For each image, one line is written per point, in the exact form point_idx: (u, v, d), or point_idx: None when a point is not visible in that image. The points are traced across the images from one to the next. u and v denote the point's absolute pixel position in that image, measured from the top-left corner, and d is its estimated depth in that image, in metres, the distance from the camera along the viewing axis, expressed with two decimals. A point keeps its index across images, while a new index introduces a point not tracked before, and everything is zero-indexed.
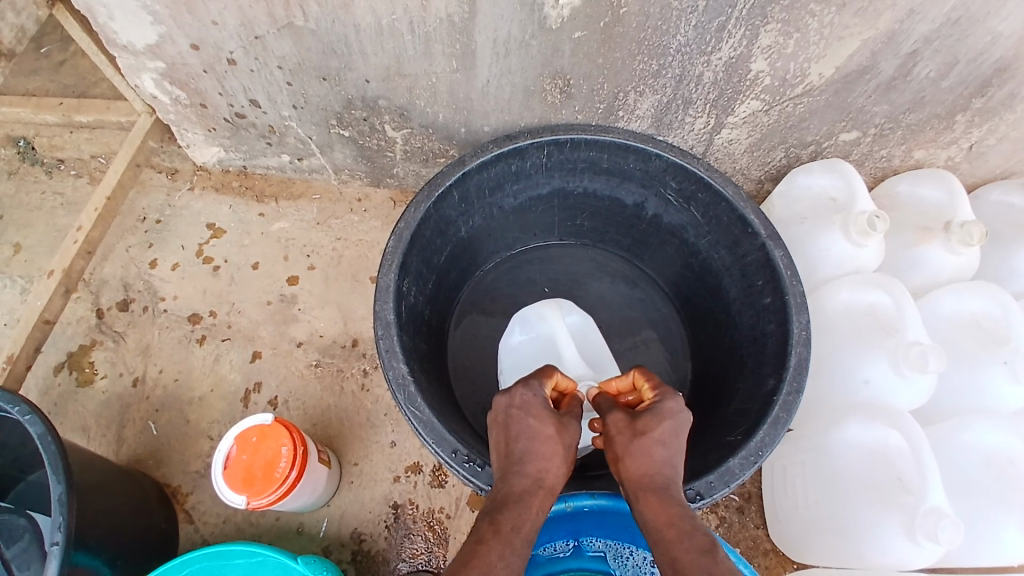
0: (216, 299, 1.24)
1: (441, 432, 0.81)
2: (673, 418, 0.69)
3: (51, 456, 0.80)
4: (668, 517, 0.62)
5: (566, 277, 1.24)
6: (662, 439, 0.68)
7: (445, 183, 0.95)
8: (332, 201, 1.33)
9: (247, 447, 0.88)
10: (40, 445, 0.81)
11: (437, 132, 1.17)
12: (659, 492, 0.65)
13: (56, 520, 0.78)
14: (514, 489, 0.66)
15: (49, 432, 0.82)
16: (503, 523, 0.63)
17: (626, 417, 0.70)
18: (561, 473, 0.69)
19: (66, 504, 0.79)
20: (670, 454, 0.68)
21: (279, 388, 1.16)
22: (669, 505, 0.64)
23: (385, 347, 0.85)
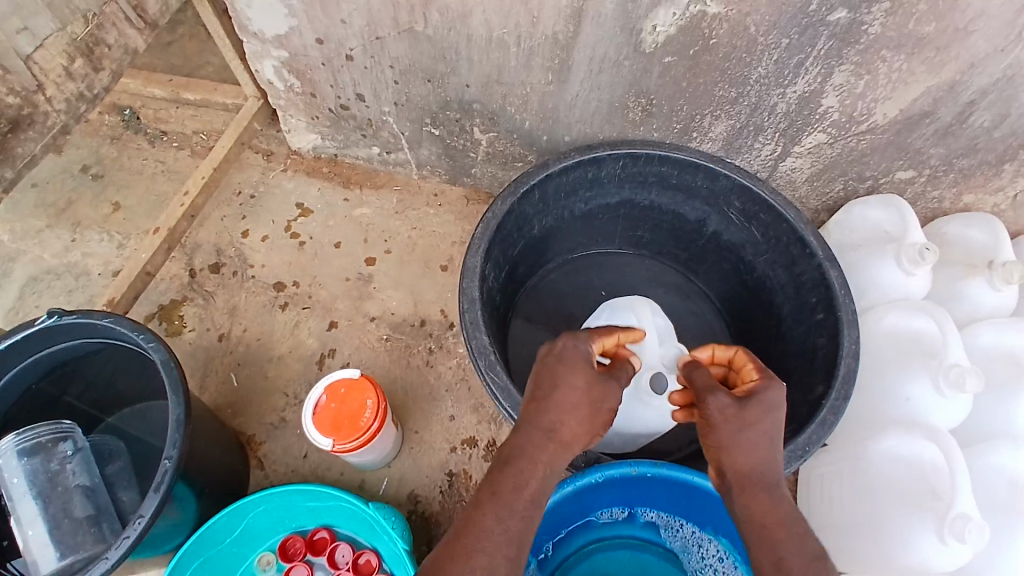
0: (299, 271, 1.36)
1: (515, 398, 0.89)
2: (775, 410, 0.74)
3: (173, 379, 0.87)
4: (777, 518, 0.70)
5: (623, 284, 1.33)
6: (764, 432, 0.73)
7: (530, 181, 1.06)
8: (411, 193, 1.45)
9: (337, 396, 0.97)
10: (163, 369, 0.88)
11: (520, 139, 1.27)
12: (761, 485, 0.72)
13: (173, 439, 0.84)
14: (521, 446, 0.70)
15: (172, 358, 0.89)
16: (503, 485, 0.68)
17: (735, 405, 0.73)
18: (575, 427, 0.72)
19: (183, 425, 0.85)
20: (766, 449, 0.73)
21: (351, 355, 1.27)
22: (769, 498, 0.71)
23: (469, 320, 0.95)
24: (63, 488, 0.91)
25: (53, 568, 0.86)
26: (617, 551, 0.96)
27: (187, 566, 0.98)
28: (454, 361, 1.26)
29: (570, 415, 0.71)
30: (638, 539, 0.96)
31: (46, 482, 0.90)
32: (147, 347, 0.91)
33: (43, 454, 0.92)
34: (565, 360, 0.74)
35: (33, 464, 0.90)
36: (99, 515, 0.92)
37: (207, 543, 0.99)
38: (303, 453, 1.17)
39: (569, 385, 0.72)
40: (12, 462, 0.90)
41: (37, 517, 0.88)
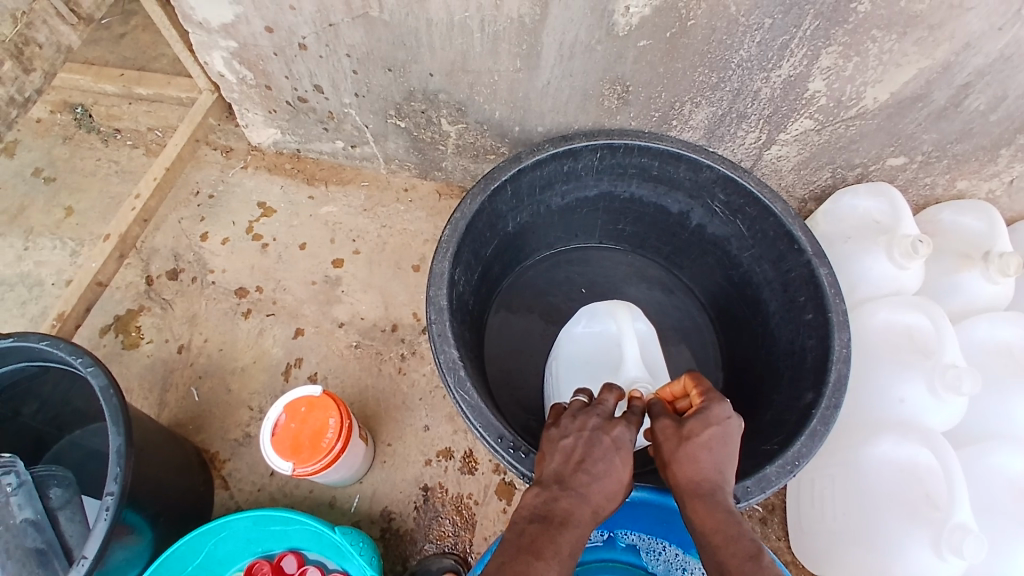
0: (262, 275, 1.29)
1: (486, 419, 0.84)
2: (721, 424, 0.69)
3: (112, 409, 0.80)
4: (716, 522, 0.63)
5: (604, 281, 1.27)
6: (708, 444, 0.67)
7: (500, 177, 0.99)
8: (379, 189, 1.38)
9: (297, 416, 0.92)
10: (102, 399, 0.81)
11: (492, 130, 1.19)
12: (706, 499, 0.65)
13: (113, 472, 0.78)
14: (574, 510, 0.63)
15: (112, 385, 0.82)
16: (563, 544, 0.61)
17: (674, 423, 0.70)
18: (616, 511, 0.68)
19: (124, 457, 0.78)
20: (715, 466, 0.67)
21: (319, 365, 1.20)
22: (716, 510, 0.64)
23: (437, 332, 0.89)
24: (6, 525, 0.86)
25: None
26: (602, 574, 0.91)
27: None
28: (428, 368, 1.20)
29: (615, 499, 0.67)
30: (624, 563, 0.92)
31: None
32: (90, 372, 0.84)
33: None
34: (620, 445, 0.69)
35: None
36: (44, 553, 0.86)
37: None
38: (270, 471, 1.11)
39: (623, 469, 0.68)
40: None
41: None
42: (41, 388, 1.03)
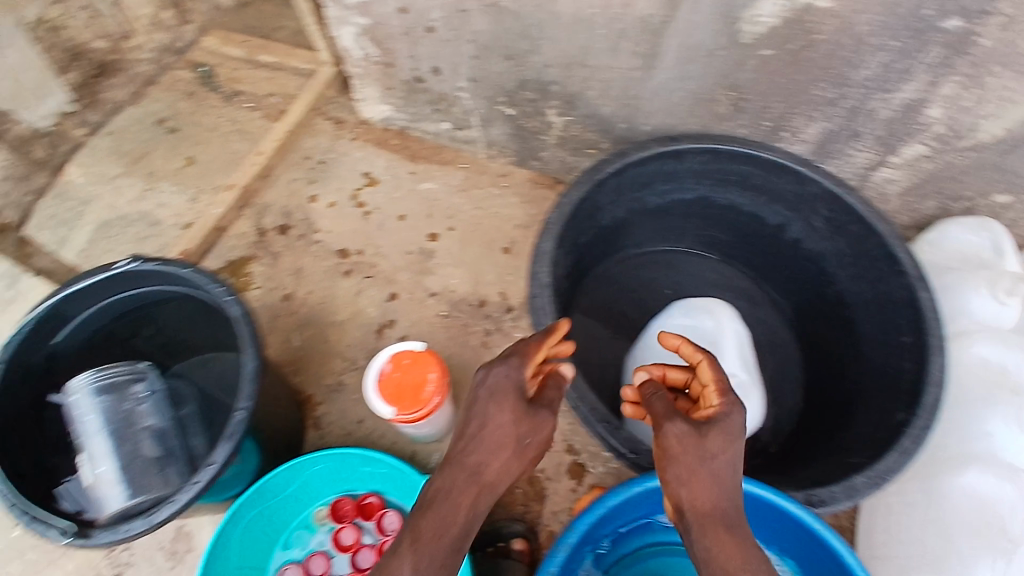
0: (363, 240, 1.38)
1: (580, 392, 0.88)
2: (733, 435, 0.68)
3: (248, 334, 0.85)
4: (741, 556, 0.61)
5: (690, 287, 1.31)
6: (725, 461, 0.66)
7: (607, 169, 1.04)
8: (477, 172, 1.44)
9: (400, 366, 0.99)
10: (239, 325, 0.86)
11: (598, 125, 1.24)
12: (728, 527, 0.63)
13: (247, 392, 0.82)
14: (451, 483, 0.65)
15: (249, 313, 0.87)
16: (425, 529, 0.62)
17: (690, 429, 0.67)
18: (512, 472, 0.68)
19: (258, 380, 0.83)
20: (728, 483, 0.66)
21: (409, 328, 1.29)
22: (736, 539, 0.62)
23: (539, 305, 0.94)
24: (132, 430, 0.94)
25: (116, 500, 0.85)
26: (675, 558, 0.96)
27: (243, 518, 1.01)
28: (510, 345, 1.26)
29: (508, 463, 0.67)
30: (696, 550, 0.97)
31: (116, 422, 0.94)
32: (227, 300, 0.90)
33: (119, 396, 0.97)
34: (529, 415, 0.70)
35: (106, 402, 0.95)
36: (167, 456, 0.94)
37: (260, 497, 1.01)
38: (359, 419, 1.20)
39: (513, 431, 0.68)
40: (88, 400, 0.94)
41: (109, 454, 0.90)
42: (164, 315, 1.09)
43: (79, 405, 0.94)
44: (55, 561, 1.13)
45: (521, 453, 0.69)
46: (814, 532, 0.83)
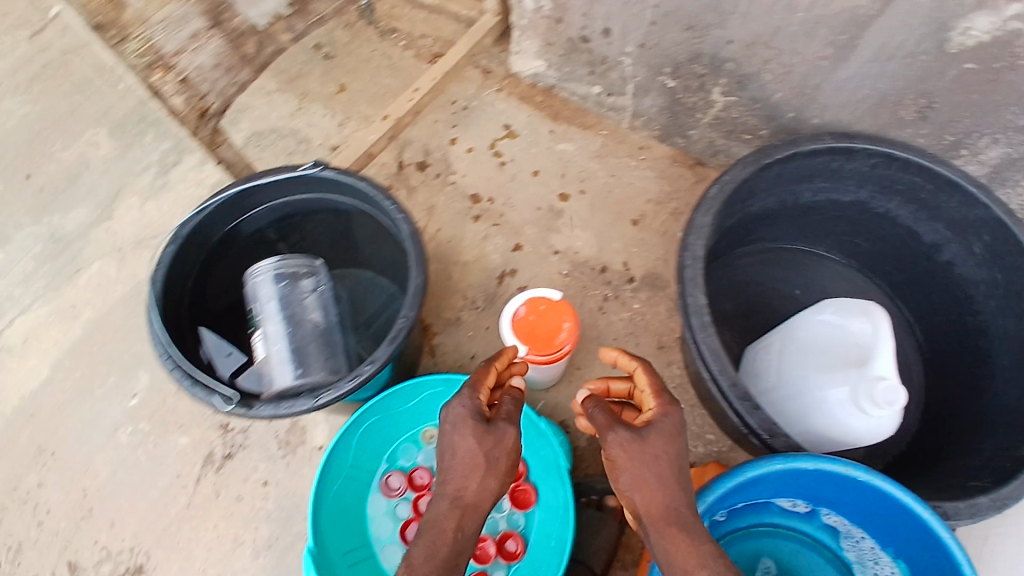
0: (496, 188, 1.40)
1: (718, 367, 0.90)
2: (672, 434, 0.74)
3: (415, 250, 0.91)
4: (695, 552, 0.67)
5: (820, 289, 1.31)
6: (667, 459, 0.72)
7: (774, 155, 1.04)
8: (616, 141, 1.43)
9: (536, 310, 1.03)
10: (407, 240, 0.92)
11: (762, 110, 1.22)
12: (682, 525, 0.69)
13: (412, 302, 0.88)
14: (432, 511, 0.72)
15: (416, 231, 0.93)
16: (416, 553, 0.69)
17: (631, 436, 0.73)
18: (489, 491, 0.74)
19: (423, 293, 0.89)
20: (675, 481, 0.72)
21: (530, 280, 1.32)
22: (692, 536, 0.68)
23: (688, 275, 0.95)
24: (298, 320, 0.93)
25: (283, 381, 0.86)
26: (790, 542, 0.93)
27: (367, 417, 1.08)
28: (626, 314, 1.28)
29: (484, 483, 0.73)
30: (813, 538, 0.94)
31: (286, 307, 0.93)
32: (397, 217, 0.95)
33: (295, 285, 0.96)
34: (494, 433, 0.75)
35: (282, 287, 0.94)
36: (332, 347, 0.94)
37: (386, 404, 1.08)
38: (471, 354, 1.25)
39: (481, 453, 0.74)
40: (268, 280, 0.94)
41: (282, 338, 0.90)
42: (314, 218, 1.16)
43: (261, 287, 0.94)
44: (170, 432, 1.17)
45: (493, 470, 0.74)
46: (943, 542, 0.77)
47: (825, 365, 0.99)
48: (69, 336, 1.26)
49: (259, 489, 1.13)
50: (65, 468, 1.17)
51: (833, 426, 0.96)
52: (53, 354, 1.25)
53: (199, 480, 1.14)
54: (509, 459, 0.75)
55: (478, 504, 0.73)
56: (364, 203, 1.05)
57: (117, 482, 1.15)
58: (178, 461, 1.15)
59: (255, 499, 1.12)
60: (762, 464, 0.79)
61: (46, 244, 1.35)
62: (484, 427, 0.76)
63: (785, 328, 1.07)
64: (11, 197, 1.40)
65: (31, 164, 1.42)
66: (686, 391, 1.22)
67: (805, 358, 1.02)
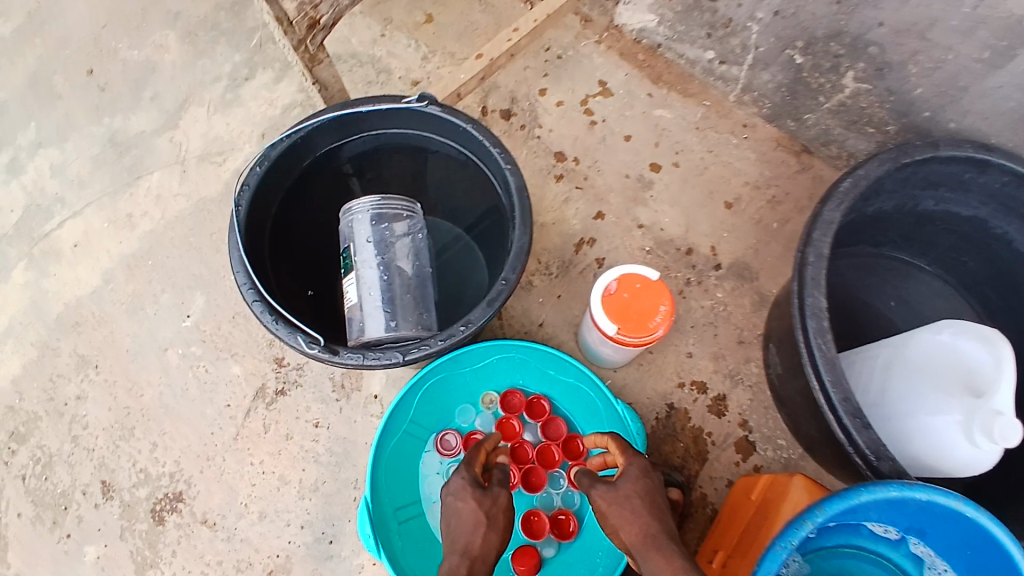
0: (583, 149, 1.31)
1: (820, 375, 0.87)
2: (642, 477, 0.80)
3: (524, 207, 0.88)
4: (674, 568, 0.71)
5: (914, 304, 1.22)
6: (640, 493, 0.78)
7: (914, 156, 0.94)
8: (719, 114, 1.33)
9: (631, 289, 0.98)
10: (516, 196, 0.88)
11: (895, 102, 1.12)
12: (663, 549, 0.73)
13: (515, 263, 0.84)
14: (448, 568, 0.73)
15: (525, 186, 0.89)
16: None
17: (605, 487, 0.80)
18: (491, 544, 0.75)
19: (529, 255, 0.84)
20: (649, 513, 0.77)
21: (609, 253, 1.24)
22: (673, 559, 0.72)
23: (810, 274, 0.89)
24: (394, 267, 0.86)
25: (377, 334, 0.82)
26: (873, 569, 0.88)
27: (433, 373, 1.06)
28: (707, 303, 1.20)
29: (487, 537, 0.75)
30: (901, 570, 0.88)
31: (382, 250, 0.86)
32: (505, 168, 0.91)
33: (391, 225, 0.88)
34: (490, 495, 0.78)
35: (379, 228, 0.87)
36: (424, 299, 0.88)
37: (454, 364, 1.07)
38: (539, 322, 1.19)
39: (480, 510, 0.77)
40: (365, 221, 0.87)
41: (375, 285, 0.84)
42: (397, 153, 1.08)
43: (357, 226, 0.88)
44: (223, 358, 1.12)
45: (492, 525, 0.76)
46: None
47: (937, 388, 0.91)
48: (128, 246, 1.21)
49: (311, 430, 1.09)
50: (109, 382, 1.13)
51: (940, 453, 0.90)
52: (105, 264, 1.20)
53: (249, 412, 1.09)
54: (507, 515, 0.78)
55: (484, 556, 0.74)
56: (464, 148, 0.99)
57: (163, 403, 1.11)
58: (229, 390, 1.11)
59: (306, 439, 1.08)
60: (878, 490, 0.75)
61: (104, 146, 1.28)
62: (481, 490, 0.79)
63: (896, 341, 0.99)
64: (69, 91, 1.32)
65: (93, 58, 1.34)
66: (762, 392, 1.16)
67: (916, 378, 0.94)
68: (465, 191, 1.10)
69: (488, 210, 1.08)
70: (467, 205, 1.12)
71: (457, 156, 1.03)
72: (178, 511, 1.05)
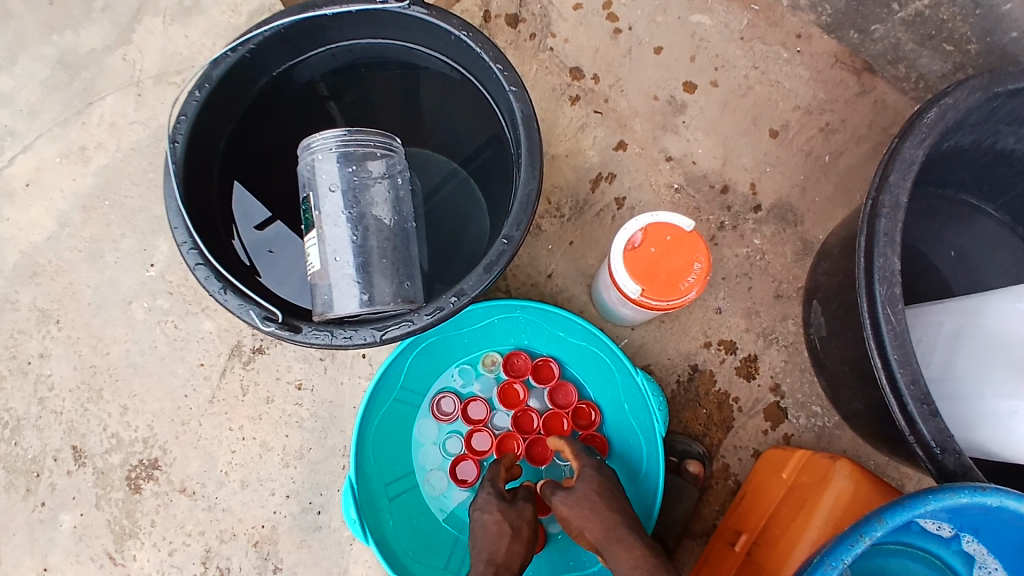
0: (604, 64, 1.10)
1: (884, 352, 0.72)
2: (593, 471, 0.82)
3: (531, 143, 0.70)
4: (635, 558, 0.74)
5: (976, 256, 1.04)
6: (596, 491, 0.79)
7: (1015, 82, 0.74)
8: (769, 21, 1.09)
9: (660, 244, 0.82)
10: (522, 127, 0.70)
11: (983, 14, 0.93)
12: (624, 541, 0.75)
13: (518, 218, 0.67)
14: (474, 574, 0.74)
15: (534, 116, 0.71)
16: None
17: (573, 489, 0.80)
18: (517, 553, 0.76)
19: (535, 206, 0.68)
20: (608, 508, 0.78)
21: (630, 191, 1.06)
22: (632, 548, 0.75)
23: (882, 229, 0.72)
24: (368, 222, 0.71)
25: (349, 305, 0.69)
26: None
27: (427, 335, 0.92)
28: (742, 251, 1.04)
29: (512, 546, 0.76)
30: (950, 569, 0.78)
31: (353, 200, 0.71)
32: (508, 92, 0.72)
33: (365, 168, 0.72)
34: (514, 507, 0.80)
35: (349, 172, 0.71)
36: (406, 264, 0.74)
37: (449, 325, 0.93)
38: (548, 273, 1.04)
39: (505, 521, 0.78)
40: (331, 162, 0.71)
41: (346, 246, 0.70)
42: (378, 70, 0.90)
43: (320, 168, 0.71)
44: (193, 313, 1.02)
45: (517, 536, 0.78)
46: None
47: (1010, 370, 0.76)
48: (83, 184, 1.06)
49: (292, 393, 0.99)
50: (73, 339, 1.03)
51: (1004, 443, 0.78)
52: (60, 205, 1.06)
53: (224, 373, 1.00)
54: (530, 526, 0.80)
55: (509, 564, 0.75)
56: (459, 63, 0.80)
57: (135, 362, 1.02)
58: (201, 347, 1.01)
59: (288, 402, 0.99)
60: (948, 497, 0.63)
61: (54, 69, 1.09)
62: (506, 503, 0.80)
63: (967, 307, 0.82)
64: (19, 7, 1.10)
65: None
66: (799, 353, 1.02)
67: (986, 355, 0.79)
68: (461, 118, 0.92)
69: (490, 142, 0.90)
70: (465, 134, 0.94)
71: (451, 73, 0.83)
72: (155, 479, 0.99)
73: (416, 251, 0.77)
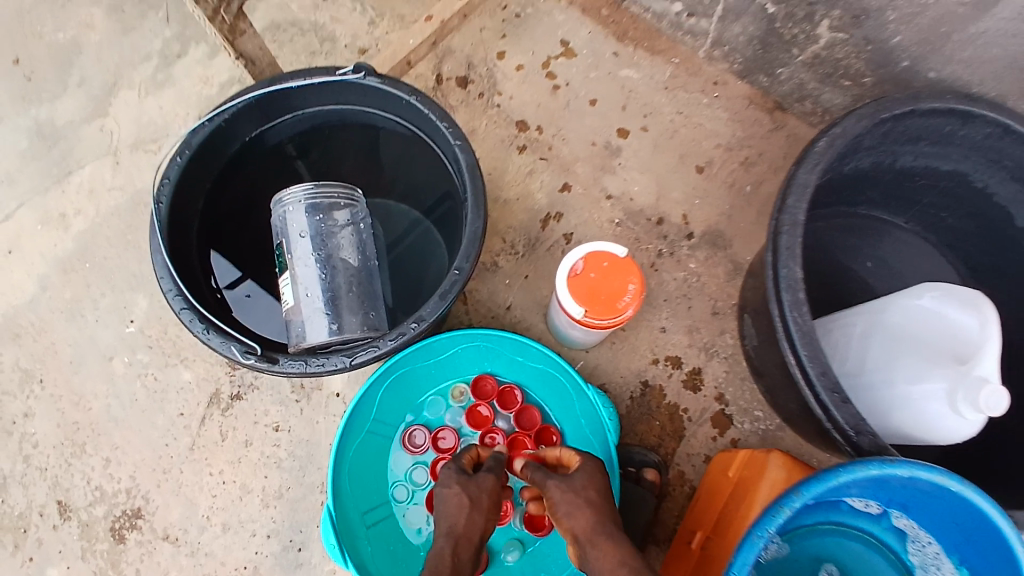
0: (547, 116, 1.22)
1: (796, 351, 0.82)
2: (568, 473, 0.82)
3: (476, 187, 0.80)
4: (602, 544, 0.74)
5: (892, 264, 1.18)
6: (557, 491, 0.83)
7: (891, 111, 0.87)
8: (688, 71, 1.25)
9: (598, 269, 0.92)
10: (468, 175, 0.81)
11: (874, 50, 1.02)
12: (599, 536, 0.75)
13: (468, 251, 0.76)
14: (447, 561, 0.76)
15: (477, 164, 0.81)
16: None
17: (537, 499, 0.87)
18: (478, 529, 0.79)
19: (483, 239, 0.77)
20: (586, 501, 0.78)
21: (577, 228, 1.18)
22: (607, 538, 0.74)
23: (785, 244, 0.84)
24: (335, 265, 0.80)
25: (321, 338, 0.77)
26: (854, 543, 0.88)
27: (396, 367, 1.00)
28: (679, 275, 1.15)
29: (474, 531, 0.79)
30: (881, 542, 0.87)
31: (321, 246, 0.80)
32: (454, 145, 0.83)
33: (330, 218, 0.82)
34: (475, 479, 0.83)
35: (316, 222, 0.80)
36: (369, 301, 0.83)
37: (416, 357, 1.01)
38: (507, 305, 1.14)
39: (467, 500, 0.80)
40: (300, 213, 0.80)
41: (315, 287, 0.78)
42: (340, 132, 1.01)
43: (290, 219, 0.80)
44: (172, 364, 1.08)
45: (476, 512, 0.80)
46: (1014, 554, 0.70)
47: (917, 358, 0.88)
48: (63, 249, 1.13)
49: (270, 435, 1.04)
50: (55, 396, 1.07)
51: (921, 424, 0.88)
52: (41, 269, 1.12)
53: (203, 420, 1.05)
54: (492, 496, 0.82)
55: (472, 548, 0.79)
56: (411, 122, 0.91)
57: (116, 415, 1.06)
58: (180, 398, 1.06)
59: (266, 444, 1.04)
60: (858, 469, 0.72)
61: (31, 139, 1.18)
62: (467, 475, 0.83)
63: (874, 308, 0.95)
64: None
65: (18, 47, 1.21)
66: (738, 364, 1.12)
67: (895, 348, 0.91)
68: (418, 169, 1.02)
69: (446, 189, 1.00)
70: (422, 183, 1.05)
71: (405, 131, 0.94)
72: (138, 528, 1.02)
73: (378, 289, 0.86)
